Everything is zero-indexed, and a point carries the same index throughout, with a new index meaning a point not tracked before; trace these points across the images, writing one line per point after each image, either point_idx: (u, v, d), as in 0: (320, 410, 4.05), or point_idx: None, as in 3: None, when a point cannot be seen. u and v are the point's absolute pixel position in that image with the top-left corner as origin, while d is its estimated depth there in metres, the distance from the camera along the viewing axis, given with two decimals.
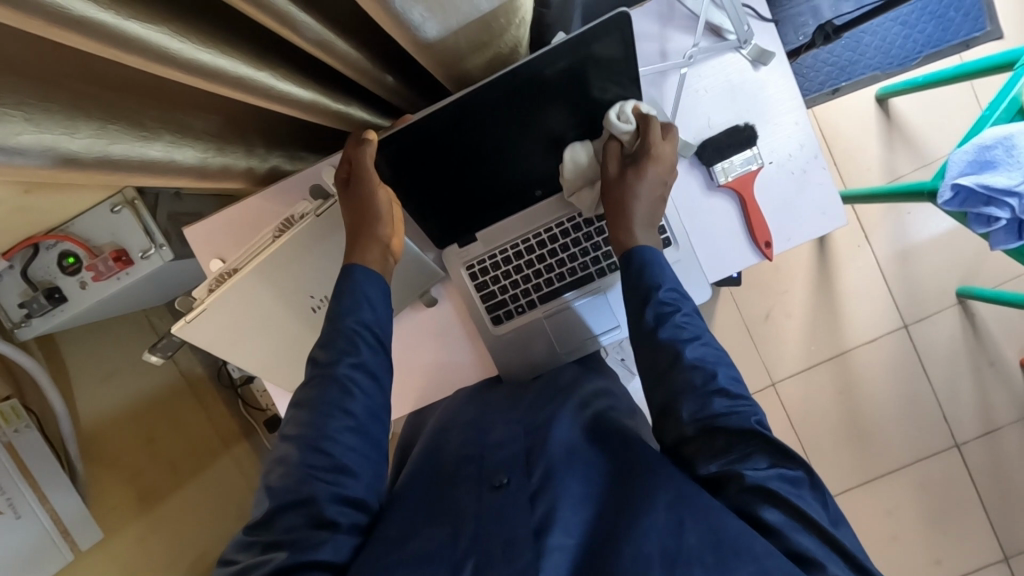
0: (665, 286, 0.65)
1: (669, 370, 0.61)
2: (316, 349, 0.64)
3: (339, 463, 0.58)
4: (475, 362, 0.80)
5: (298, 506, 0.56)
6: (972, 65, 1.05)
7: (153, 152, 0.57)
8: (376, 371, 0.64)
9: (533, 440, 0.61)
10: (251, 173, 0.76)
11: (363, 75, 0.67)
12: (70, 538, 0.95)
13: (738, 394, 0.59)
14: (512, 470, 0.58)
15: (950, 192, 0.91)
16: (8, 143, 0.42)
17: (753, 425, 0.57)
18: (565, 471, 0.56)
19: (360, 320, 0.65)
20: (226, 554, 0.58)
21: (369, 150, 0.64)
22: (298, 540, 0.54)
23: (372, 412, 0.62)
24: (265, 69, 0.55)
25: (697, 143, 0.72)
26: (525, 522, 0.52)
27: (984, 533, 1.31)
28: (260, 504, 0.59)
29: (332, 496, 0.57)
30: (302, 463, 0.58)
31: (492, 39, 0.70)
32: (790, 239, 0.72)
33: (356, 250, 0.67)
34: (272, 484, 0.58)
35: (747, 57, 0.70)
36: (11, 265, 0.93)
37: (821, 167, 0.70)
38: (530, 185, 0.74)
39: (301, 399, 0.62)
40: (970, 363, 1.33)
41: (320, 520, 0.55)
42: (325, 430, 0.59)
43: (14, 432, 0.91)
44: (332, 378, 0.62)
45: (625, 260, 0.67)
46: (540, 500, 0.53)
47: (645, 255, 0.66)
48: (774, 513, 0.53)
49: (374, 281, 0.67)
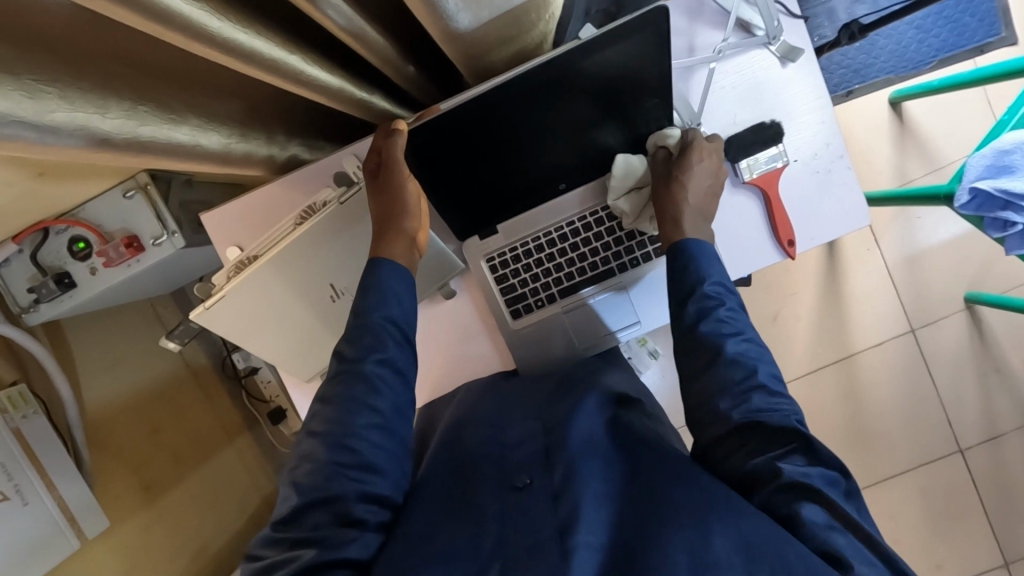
0: (710, 280, 0.65)
1: (707, 358, 0.62)
2: (343, 344, 0.64)
3: (365, 461, 0.58)
4: (492, 356, 0.79)
5: (324, 503, 0.56)
6: (985, 71, 1.05)
7: (179, 135, 0.56)
8: (401, 367, 0.64)
9: (552, 438, 0.61)
10: (271, 161, 0.75)
11: (390, 66, 0.67)
12: (77, 526, 0.93)
13: (775, 392, 0.60)
14: (533, 470, 0.58)
15: (966, 195, 0.91)
16: (42, 121, 0.41)
17: (791, 423, 0.57)
18: (589, 467, 0.56)
19: (385, 314, 0.65)
20: (253, 550, 0.57)
21: (398, 140, 0.64)
22: (326, 538, 0.54)
23: (396, 408, 0.62)
24: (298, 53, 0.54)
25: (723, 139, 0.71)
26: (547, 525, 0.52)
27: (986, 538, 1.31)
28: (285, 500, 0.58)
29: (358, 494, 0.56)
30: (329, 460, 0.57)
31: (519, 33, 0.70)
32: (813, 239, 0.71)
33: (383, 243, 0.67)
34: (299, 481, 0.58)
35: (776, 53, 0.69)
36: (20, 248, 0.92)
37: (846, 166, 0.70)
38: (554, 179, 0.73)
39: (327, 395, 0.62)
40: (975, 369, 1.33)
41: (348, 517, 0.55)
42: (350, 427, 0.59)
43: (21, 417, 0.90)
44: (359, 375, 0.62)
45: (673, 254, 0.67)
46: (562, 502, 0.53)
47: (693, 249, 0.66)
48: (814, 511, 0.52)
49: (400, 274, 0.67)
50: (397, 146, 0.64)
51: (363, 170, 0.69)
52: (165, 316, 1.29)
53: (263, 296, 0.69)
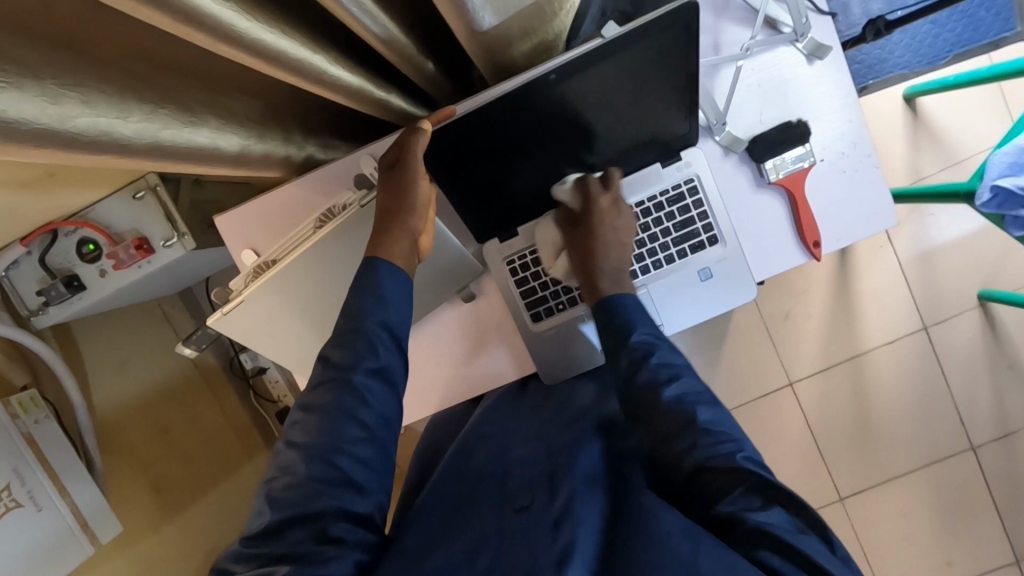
0: (637, 331, 0.65)
1: (654, 409, 0.62)
2: (330, 349, 0.62)
3: (348, 477, 0.57)
4: (510, 361, 0.78)
5: (303, 520, 0.55)
6: (999, 68, 1.04)
7: (199, 138, 0.55)
8: (393, 376, 0.63)
9: (557, 465, 0.64)
10: (288, 162, 0.74)
11: (409, 63, 0.65)
12: (90, 532, 0.92)
13: (716, 430, 0.59)
14: (535, 494, 0.59)
15: (988, 193, 0.90)
16: (67, 127, 0.40)
17: (741, 462, 0.56)
18: (587, 500, 0.58)
19: (379, 319, 0.63)
20: (224, 563, 0.56)
21: (421, 139, 0.63)
22: (306, 554, 0.53)
23: (383, 417, 0.61)
24: (320, 52, 0.53)
25: (748, 139, 0.70)
26: (549, 552, 0.52)
27: (997, 536, 1.31)
28: (261, 515, 0.56)
29: (337, 512, 0.55)
30: (309, 476, 0.56)
31: (540, 25, 0.68)
32: (838, 240, 0.70)
33: (384, 242, 0.65)
34: (276, 496, 0.56)
35: (803, 51, 0.68)
36: (29, 250, 0.91)
37: (872, 166, 0.69)
38: (562, 177, 0.72)
39: (309, 403, 0.61)
40: (988, 367, 1.32)
41: (326, 535, 0.54)
42: (338, 441, 0.58)
43: (33, 422, 0.88)
44: (347, 385, 0.60)
45: (599, 310, 0.68)
46: (564, 528, 0.54)
47: (617, 301, 0.67)
48: (778, 560, 0.50)
49: (395, 274, 0.65)
50: (415, 149, 0.63)
51: (380, 164, 0.67)
52: (172, 315, 1.29)
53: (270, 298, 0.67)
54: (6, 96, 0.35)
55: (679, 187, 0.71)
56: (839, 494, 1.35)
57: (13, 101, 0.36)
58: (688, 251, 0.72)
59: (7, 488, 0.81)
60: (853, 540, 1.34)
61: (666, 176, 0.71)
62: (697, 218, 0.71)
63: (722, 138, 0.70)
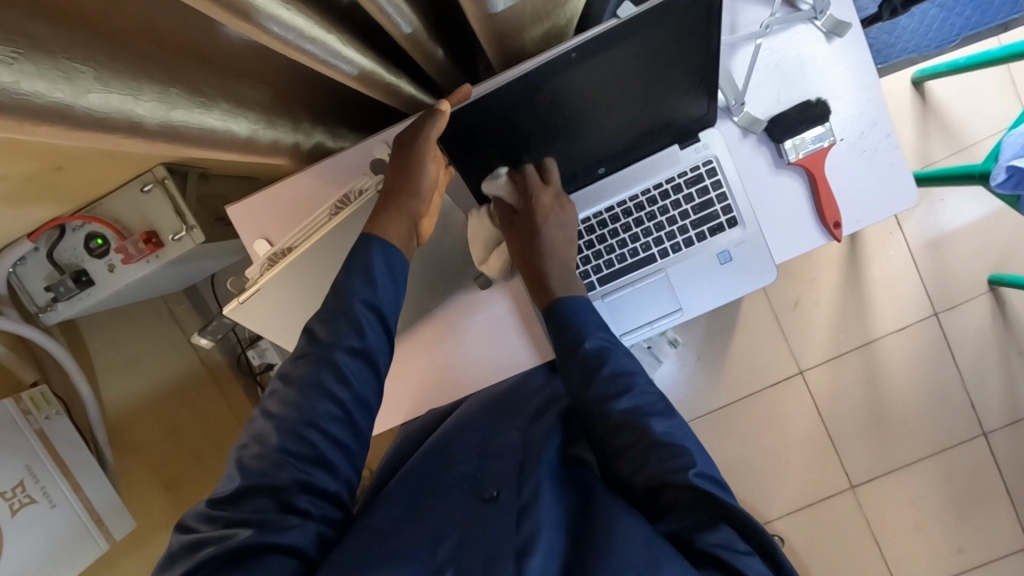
0: (588, 340, 0.66)
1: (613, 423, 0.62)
2: (316, 322, 0.64)
3: (319, 454, 0.59)
4: (528, 348, 0.77)
5: (267, 489, 0.57)
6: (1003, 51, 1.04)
7: (209, 121, 0.54)
8: (374, 356, 0.65)
9: (528, 458, 0.64)
10: (297, 149, 0.73)
11: (419, 48, 0.64)
12: (105, 528, 0.91)
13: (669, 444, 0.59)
14: (503, 484, 0.60)
15: (1004, 173, 0.88)
16: (82, 104, 0.39)
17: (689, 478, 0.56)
18: (550, 490, 0.60)
19: (365, 299, 0.64)
20: (187, 521, 0.57)
21: (438, 122, 0.61)
22: (266, 521, 0.55)
23: (360, 398, 0.63)
24: (334, 33, 0.52)
25: (767, 119, 0.69)
26: (509, 543, 0.52)
27: (1007, 521, 1.31)
28: (228, 480, 0.58)
29: (301, 484, 0.57)
30: (279, 447, 0.58)
31: (552, 9, 0.67)
32: (858, 221, 0.69)
33: (382, 221, 0.67)
34: (245, 462, 0.58)
35: (822, 28, 0.67)
36: (36, 246, 0.90)
37: (894, 145, 0.68)
38: (493, 170, 0.68)
39: (288, 374, 0.63)
40: (1000, 352, 1.32)
41: (290, 506, 0.56)
42: (310, 414, 0.60)
43: (45, 418, 0.87)
44: (327, 359, 0.62)
45: (548, 313, 0.68)
46: (525, 521, 0.55)
47: (568, 309, 0.67)
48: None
49: (384, 253, 0.66)
50: (428, 132, 0.62)
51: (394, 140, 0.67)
52: (179, 313, 1.27)
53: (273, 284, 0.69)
54: (20, 69, 0.34)
55: (697, 169, 0.70)
56: (850, 482, 1.34)
57: (26, 75, 0.34)
58: (707, 234, 0.71)
59: (20, 484, 0.80)
60: (864, 529, 1.33)
61: (684, 158, 0.70)
62: (717, 200, 0.70)
63: (741, 118, 0.69)
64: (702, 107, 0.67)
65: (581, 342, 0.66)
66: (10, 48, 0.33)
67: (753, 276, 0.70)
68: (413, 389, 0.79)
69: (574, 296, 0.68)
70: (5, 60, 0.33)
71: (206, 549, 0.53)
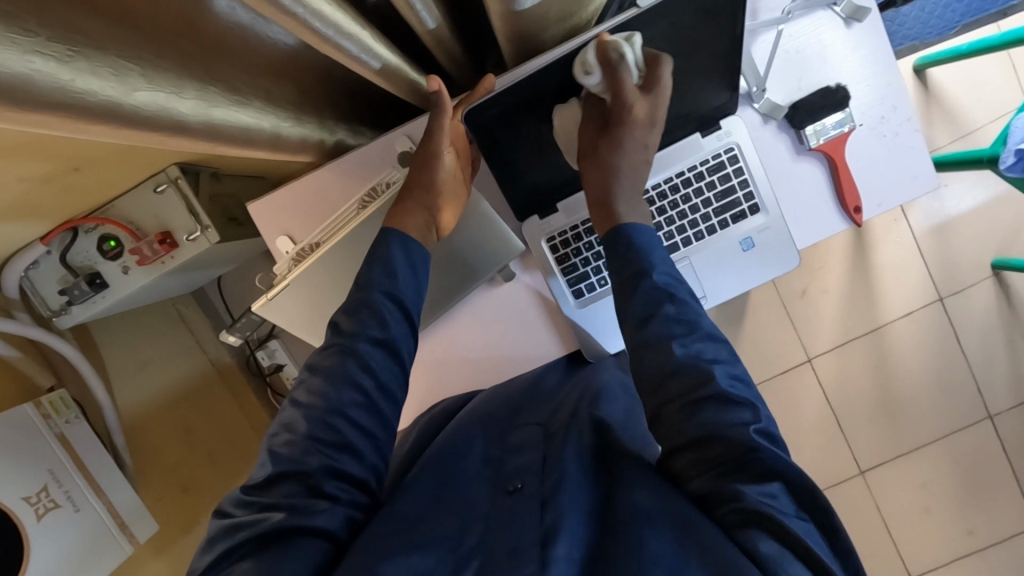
0: (656, 271, 0.62)
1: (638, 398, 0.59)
2: (341, 316, 0.65)
3: (345, 440, 0.59)
4: (551, 338, 0.78)
5: (294, 474, 0.57)
6: (1001, 38, 1.05)
7: (245, 118, 0.54)
8: (398, 347, 0.65)
9: (549, 450, 0.63)
10: (321, 147, 0.73)
11: (442, 45, 0.65)
12: (127, 531, 0.91)
13: (733, 397, 0.56)
14: (526, 476, 0.60)
15: (1014, 157, 0.90)
16: (130, 102, 0.39)
17: (750, 435, 0.53)
18: (574, 461, 0.59)
19: (385, 290, 0.65)
20: (222, 507, 0.58)
21: (444, 120, 0.68)
22: (296, 505, 0.54)
23: (384, 386, 0.63)
24: (366, 28, 0.52)
25: (788, 105, 0.70)
26: (532, 531, 0.52)
27: (1013, 501, 1.33)
28: (261, 467, 0.59)
29: (327, 469, 0.57)
30: (308, 435, 0.58)
31: (574, 10, 0.68)
32: (879, 206, 0.70)
33: (399, 215, 0.69)
34: (276, 450, 0.59)
35: (841, 14, 0.67)
36: (49, 250, 0.89)
37: (914, 129, 0.68)
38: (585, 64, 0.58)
39: (316, 364, 0.63)
40: (1005, 333, 1.33)
41: (318, 490, 0.56)
42: (334, 403, 0.60)
43: (64, 422, 0.87)
44: (351, 351, 0.62)
45: (611, 237, 0.65)
46: (549, 509, 0.54)
47: (631, 234, 0.64)
48: (771, 543, 0.48)
49: (404, 243, 0.67)
50: (439, 121, 0.68)
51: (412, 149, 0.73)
52: (188, 316, 1.28)
53: (296, 279, 0.69)
54: (76, 67, 0.34)
55: (719, 157, 0.70)
56: (860, 468, 1.35)
57: (81, 73, 0.35)
58: (730, 221, 0.72)
59: (44, 489, 0.79)
60: (876, 515, 1.34)
61: (707, 145, 0.70)
62: (739, 187, 0.70)
63: (762, 105, 0.69)
64: (724, 98, 0.68)
65: (648, 272, 0.62)
66: (66, 46, 0.33)
67: (774, 263, 0.71)
68: (435, 376, 0.80)
69: (639, 226, 0.65)
70: (63, 57, 0.33)
71: (241, 532, 0.53)
